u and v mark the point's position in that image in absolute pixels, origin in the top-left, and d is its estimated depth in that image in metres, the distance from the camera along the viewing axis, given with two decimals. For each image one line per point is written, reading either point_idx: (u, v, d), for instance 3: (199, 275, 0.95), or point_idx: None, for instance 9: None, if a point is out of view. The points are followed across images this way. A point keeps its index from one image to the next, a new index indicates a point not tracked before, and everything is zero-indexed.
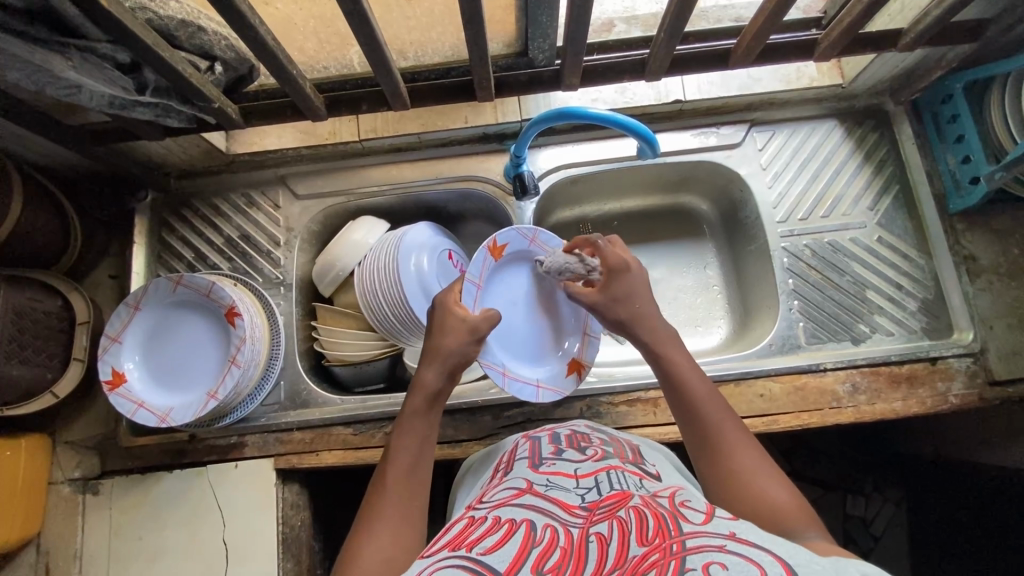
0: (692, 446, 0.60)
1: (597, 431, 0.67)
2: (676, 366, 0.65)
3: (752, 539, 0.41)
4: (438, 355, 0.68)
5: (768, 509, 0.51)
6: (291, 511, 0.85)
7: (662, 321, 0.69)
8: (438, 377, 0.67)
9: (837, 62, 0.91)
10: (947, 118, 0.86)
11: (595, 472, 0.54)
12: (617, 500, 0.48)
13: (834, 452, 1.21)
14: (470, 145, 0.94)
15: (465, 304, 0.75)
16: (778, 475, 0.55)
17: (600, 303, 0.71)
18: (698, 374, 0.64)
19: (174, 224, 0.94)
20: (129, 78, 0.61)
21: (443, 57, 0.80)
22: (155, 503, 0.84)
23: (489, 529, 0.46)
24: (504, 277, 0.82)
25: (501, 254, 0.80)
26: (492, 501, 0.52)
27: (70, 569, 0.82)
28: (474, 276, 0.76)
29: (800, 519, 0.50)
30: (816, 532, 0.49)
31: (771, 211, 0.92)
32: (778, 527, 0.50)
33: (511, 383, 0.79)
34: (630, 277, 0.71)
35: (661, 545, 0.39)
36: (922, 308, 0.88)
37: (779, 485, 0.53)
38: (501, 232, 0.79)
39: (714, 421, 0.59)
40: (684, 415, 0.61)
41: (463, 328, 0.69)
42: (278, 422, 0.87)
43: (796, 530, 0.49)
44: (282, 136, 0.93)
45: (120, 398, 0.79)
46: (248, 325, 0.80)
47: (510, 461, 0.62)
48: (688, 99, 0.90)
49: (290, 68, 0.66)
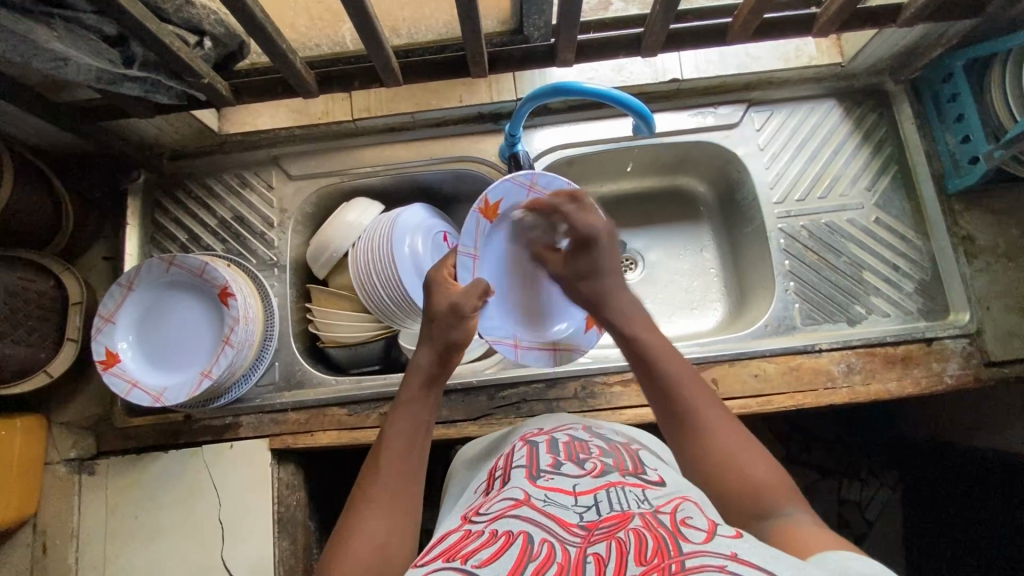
0: (666, 427, 0.60)
1: (596, 437, 0.66)
2: (647, 344, 0.66)
3: (754, 560, 0.41)
4: (434, 341, 0.69)
5: (750, 484, 0.53)
6: (286, 491, 0.86)
7: (630, 301, 0.71)
8: (432, 360, 0.67)
9: (836, 40, 0.89)
10: (947, 97, 0.85)
11: (594, 490, 0.53)
12: (617, 521, 0.48)
13: (830, 438, 1.22)
14: (465, 125, 0.93)
15: (460, 278, 0.78)
16: (750, 443, 0.57)
17: (566, 277, 0.77)
18: (669, 351, 0.65)
19: (167, 206, 0.94)
20: (115, 51, 0.60)
21: (437, 35, 0.79)
22: (151, 482, 0.84)
23: (485, 542, 0.47)
24: (504, 238, 0.83)
25: (496, 213, 0.80)
26: (489, 514, 0.51)
27: (68, 547, 0.83)
28: (468, 246, 0.79)
29: (782, 494, 0.53)
30: (796, 507, 0.52)
31: (768, 192, 0.92)
32: (763, 504, 0.52)
33: (523, 353, 0.83)
34: (600, 247, 0.74)
35: (660, 565, 0.40)
36: (919, 288, 0.88)
37: (755, 458, 0.55)
38: (491, 190, 0.79)
39: (691, 398, 0.60)
40: (654, 391, 0.62)
41: (448, 312, 0.70)
42: (273, 403, 0.86)
43: (777, 505, 0.52)
44: (276, 115, 0.91)
45: (114, 377, 0.79)
46: (241, 305, 0.80)
47: (507, 468, 0.61)
48: (686, 78, 0.88)
49: (281, 42, 0.64)
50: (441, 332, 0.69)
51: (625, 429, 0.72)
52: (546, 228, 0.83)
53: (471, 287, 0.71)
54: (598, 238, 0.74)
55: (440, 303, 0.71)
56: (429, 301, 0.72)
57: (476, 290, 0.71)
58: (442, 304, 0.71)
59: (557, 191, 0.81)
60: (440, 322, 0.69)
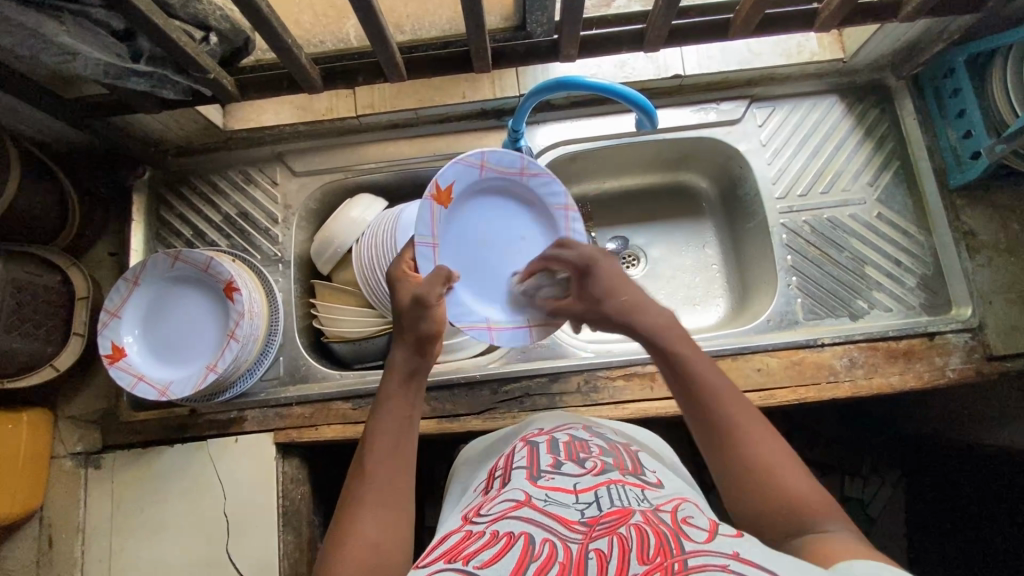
0: (705, 443, 0.57)
1: (595, 437, 0.65)
2: (682, 359, 0.61)
3: (756, 559, 0.42)
4: (407, 337, 0.68)
5: (790, 502, 0.51)
6: (291, 484, 0.86)
7: (658, 312, 0.66)
8: (407, 357, 0.67)
9: (838, 36, 0.89)
10: (949, 92, 0.85)
11: (595, 486, 0.53)
12: (618, 516, 0.48)
13: (832, 435, 1.22)
14: (467, 121, 0.94)
15: (421, 269, 0.77)
16: (792, 459, 0.54)
17: (586, 314, 0.72)
18: (705, 365, 0.61)
19: (172, 202, 0.94)
20: (123, 45, 0.60)
21: (440, 31, 0.80)
22: (156, 476, 0.84)
23: (487, 543, 0.47)
24: (460, 220, 0.83)
25: (449, 198, 0.80)
26: (490, 514, 0.51)
27: (74, 540, 0.83)
28: (425, 235, 0.77)
29: (820, 509, 0.51)
30: (840, 524, 0.50)
31: (770, 187, 0.92)
32: (797, 521, 0.50)
33: (499, 334, 0.82)
34: (596, 273, 0.71)
35: (663, 564, 0.41)
36: (920, 283, 0.88)
37: (799, 477, 0.53)
38: (440, 175, 0.78)
39: (732, 417, 0.56)
40: (693, 409, 0.58)
41: (412, 305, 0.69)
42: (277, 397, 0.87)
43: (819, 522, 0.50)
44: (280, 112, 0.92)
45: (120, 371, 0.80)
46: (246, 300, 0.81)
47: (507, 467, 0.61)
48: (688, 74, 0.89)
49: (286, 37, 0.65)
50: (411, 327, 0.68)
51: (625, 428, 0.73)
52: (547, 276, 0.81)
53: (434, 277, 0.70)
54: (593, 263, 0.72)
55: (405, 298, 0.71)
56: (395, 297, 0.72)
57: (438, 279, 0.71)
58: (406, 298, 0.70)
59: (510, 166, 0.83)
60: (406, 316, 0.69)
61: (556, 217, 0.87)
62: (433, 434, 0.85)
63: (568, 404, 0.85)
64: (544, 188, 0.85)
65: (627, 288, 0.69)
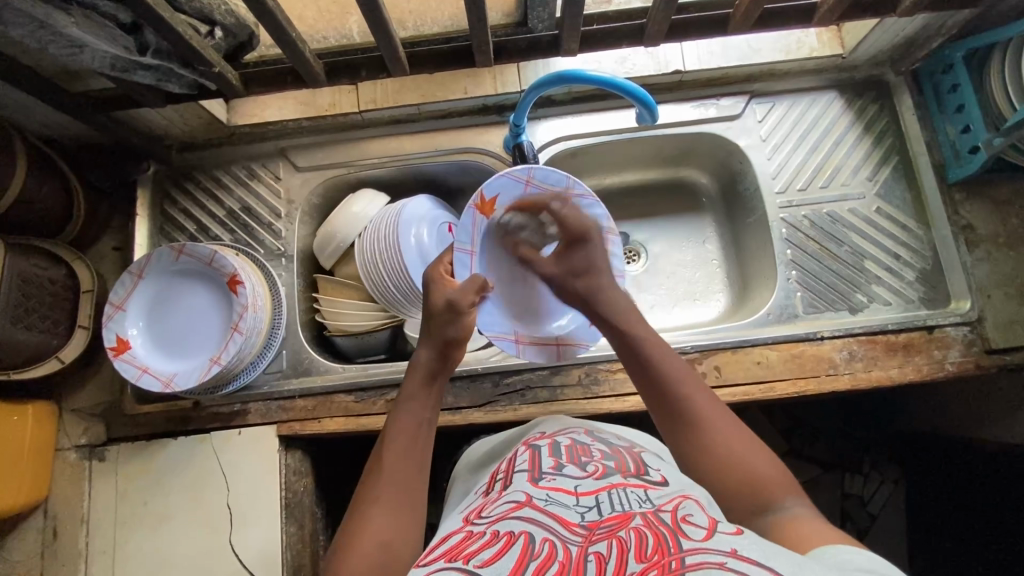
0: (666, 427, 0.62)
1: (598, 441, 0.65)
2: (642, 342, 0.68)
3: (754, 557, 0.43)
4: (434, 340, 0.71)
5: (752, 478, 0.56)
6: (294, 477, 0.87)
7: (619, 297, 0.75)
8: (431, 357, 0.70)
9: (837, 31, 0.90)
10: (948, 88, 0.86)
11: (596, 490, 0.53)
12: (618, 521, 0.48)
13: (833, 431, 1.22)
14: (469, 117, 0.95)
15: (458, 274, 0.78)
16: (747, 435, 0.59)
17: (558, 274, 0.79)
18: (663, 349, 0.67)
19: (176, 197, 0.95)
20: (130, 38, 0.61)
21: (443, 27, 0.81)
22: (160, 469, 0.85)
23: (488, 542, 0.48)
24: (499, 232, 0.81)
25: (493, 209, 0.79)
26: (491, 515, 0.52)
27: (78, 532, 0.84)
28: (464, 242, 0.78)
29: (781, 487, 0.55)
30: (795, 501, 0.54)
31: (770, 182, 0.92)
32: (763, 500, 0.54)
33: (525, 349, 0.82)
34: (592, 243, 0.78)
35: (661, 562, 0.42)
36: (919, 278, 0.88)
37: (754, 451, 0.58)
38: (487, 185, 0.77)
39: (689, 395, 0.62)
40: (653, 388, 0.64)
41: (444, 308, 0.72)
42: (280, 390, 0.88)
43: (777, 498, 0.54)
44: (284, 107, 0.92)
45: (124, 363, 0.80)
46: (249, 293, 0.81)
47: (510, 471, 0.60)
48: (688, 69, 0.89)
49: (291, 30, 0.66)
50: (439, 329, 0.71)
51: (621, 431, 0.72)
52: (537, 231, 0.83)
53: (467, 285, 0.73)
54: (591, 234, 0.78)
55: (439, 300, 0.73)
56: (427, 299, 0.74)
57: (473, 287, 0.74)
58: (438, 302, 0.73)
59: (556, 184, 0.79)
60: (438, 318, 0.72)
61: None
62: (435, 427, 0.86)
63: (569, 397, 0.86)
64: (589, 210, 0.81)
65: (604, 268, 0.77)
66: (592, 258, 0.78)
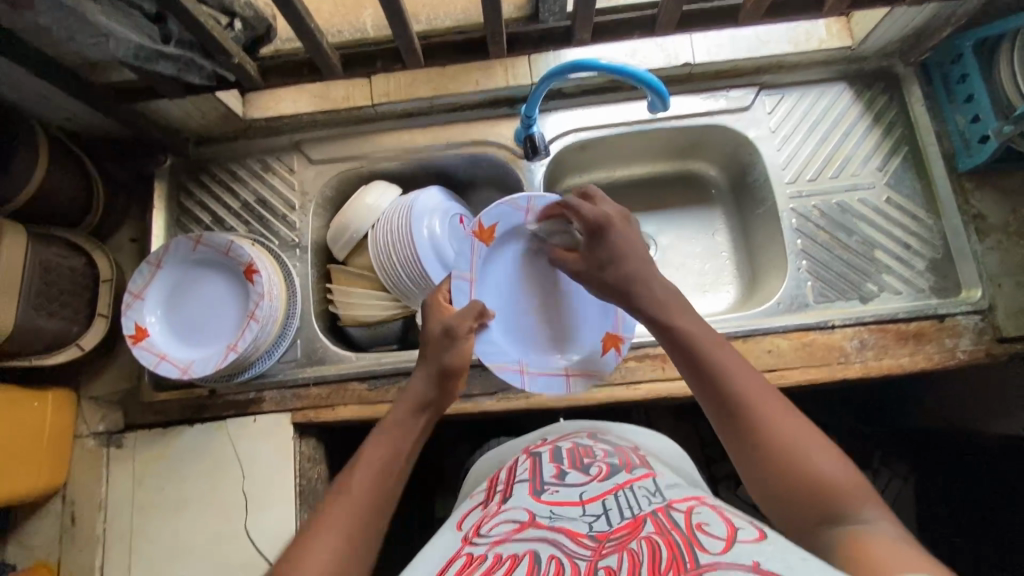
0: (722, 429, 0.57)
1: (599, 442, 0.68)
2: (687, 334, 0.63)
3: (777, 569, 0.39)
4: (428, 367, 0.70)
5: (817, 481, 0.51)
6: (308, 464, 0.88)
7: (663, 287, 0.68)
8: (427, 386, 0.68)
9: (847, 23, 0.91)
10: (957, 78, 0.87)
11: (602, 496, 0.55)
12: (628, 531, 0.48)
13: (843, 427, 1.22)
14: (481, 110, 0.96)
15: (456, 302, 0.79)
16: (809, 431, 0.54)
17: (586, 270, 0.75)
18: (712, 343, 0.62)
19: (192, 189, 0.97)
20: (155, 27, 0.64)
21: (455, 22, 0.83)
22: (177, 455, 0.86)
23: (490, 567, 0.46)
24: (501, 260, 0.84)
25: (491, 236, 0.82)
26: (492, 536, 0.52)
27: (95, 518, 0.85)
28: (462, 270, 0.80)
29: (852, 493, 0.50)
30: (873, 512, 0.49)
31: (780, 172, 0.93)
32: (829, 511, 0.50)
33: (530, 380, 0.81)
34: (609, 236, 0.72)
35: None
36: (930, 267, 0.88)
37: (820, 451, 0.53)
38: (485, 214, 0.81)
39: (743, 391, 0.57)
40: (703, 387, 0.59)
41: (439, 335, 0.72)
42: (295, 377, 0.89)
43: (851, 509, 0.49)
44: (298, 100, 0.94)
45: (143, 351, 0.81)
46: (265, 282, 0.82)
47: (511, 483, 0.62)
48: (698, 62, 0.90)
49: (310, 21, 0.67)
50: (435, 357, 0.70)
51: (619, 429, 0.75)
52: (562, 226, 0.82)
53: (466, 311, 0.74)
54: (609, 224, 0.73)
55: (435, 325, 0.73)
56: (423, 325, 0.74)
57: (471, 313, 0.75)
58: (435, 327, 0.73)
59: None
60: (432, 347, 0.72)
61: None
62: (448, 414, 0.87)
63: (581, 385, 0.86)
64: None
65: (633, 253, 0.71)
66: (621, 242, 0.72)
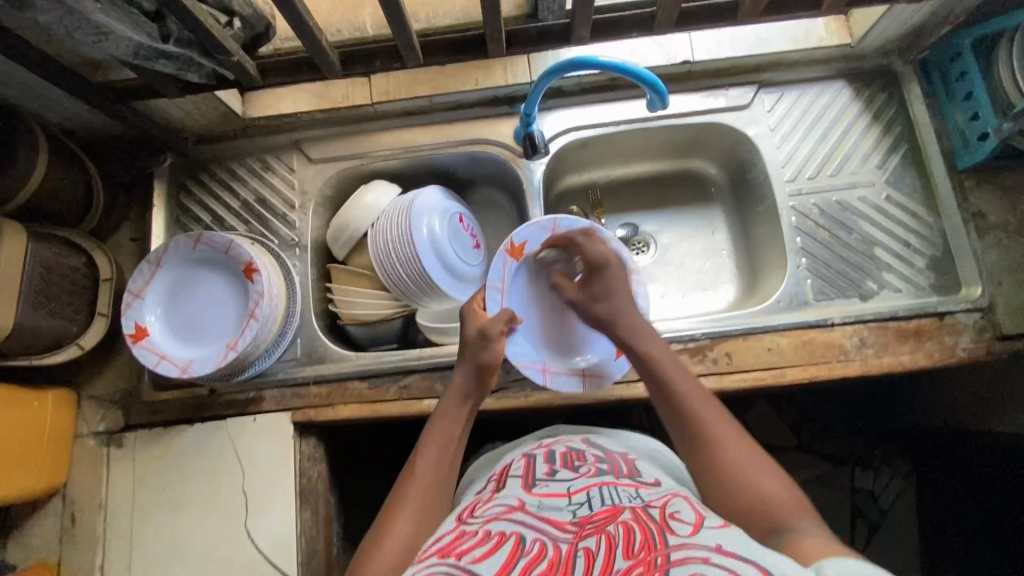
0: (681, 444, 0.60)
1: (592, 446, 0.67)
2: (658, 359, 0.66)
3: (738, 551, 0.43)
4: (466, 364, 0.72)
5: (762, 502, 0.52)
6: (308, 463, 0.87)
7: (639, 317, 0.72)
8: (469, 376, 0.71)
9: (845, 21, 0.91)
10: (956, 75, 0.86)
11: (587, 488, 0.55)
12: (607, 515, 0.50)
13: (845, 426, 1.22)
14: (481, 108, 0.96)
15: (489, 310, 0.81)
16: (763, 461, 0.55)
17: (581, 303, 0.77)
18: (680, 367, 0.65)
19: (192, 189, 0.97)
20: (154, 26, 0.64)
21: (454, 20, 0.84)
22: (177, 454, 0.86)
23: (479, 540, 0.49)
24: (531, 275, 0.86)
25: (521, 253, 0.84)
26: (483, 516, 0.53)
27: (95, 517, 0.85)
28: (495, 281, 0.83)
29: (793, 512, 0.51)
30: (813, 525, 0.50)
31: (780, 170, 0.93)
32: (773, 522, 0.51)
33: (552, 378, 0.82)
34: (605, 275, 0.75)
35: (647, 559, 0.42)
36: (930, 265, 0.88)
37: (772, 478, 0.54)
38: (516, 232, 0.83)
39: (705, 413, 0.59)
40: (666, 405, 0.62)
41: (476, 337, 0.74)
42: (295, 376, 0.89)
43: (793, 524, 0.50)
44: (298, 99, 0.94)
45: (143, 350, 0.82)
46: (265, 281, 0.82)
47: (505, 477, 0.62)
48: (696, 60, 0.90)
49: (309, 19, 0.67)
50: (471, 356, 0.72)
51: (621, 437, 0.74)
52: (567, 257, 0.85)
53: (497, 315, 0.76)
54: (606, 262, 0.76)
55: (472, 329, 0.75)
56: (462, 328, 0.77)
57: (503, 317, 0.76)
58: (472, 330, 0.75)
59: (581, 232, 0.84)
60: (470, 345, 0.74)
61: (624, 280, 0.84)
62: None
63: None
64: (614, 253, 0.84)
65: (627, 294, 0.74)
66: (614, 279, 0.75)
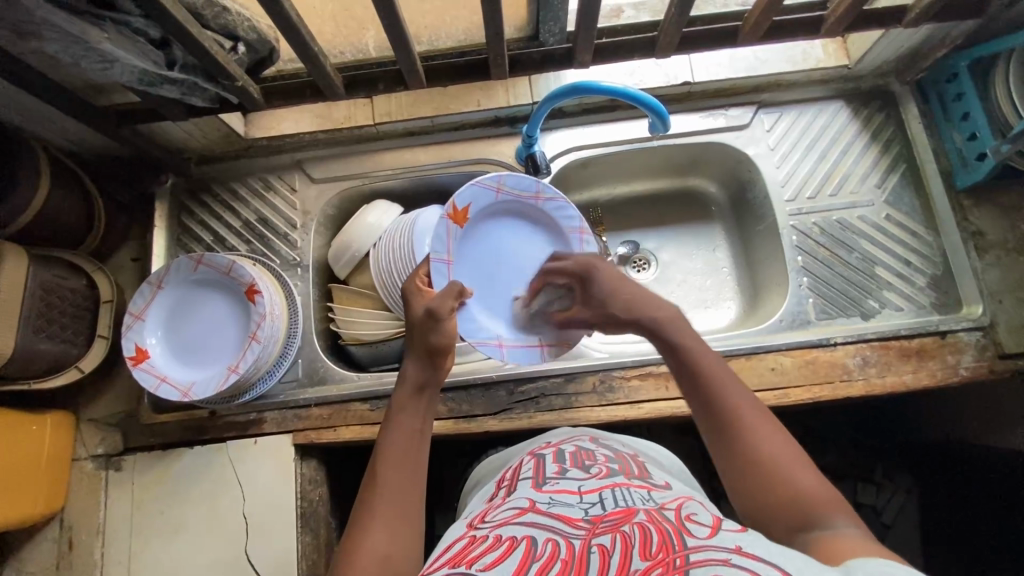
0: (711, 434, 0.57)
1: (602, 447, 0.66)
2: (686, 347, 0.62)
3: (758, 552, 0.42)
4: (417, 350, 0.69)
5: (795, 494, 0.51)
6: (309, 486, 0.87)
7: (660, 300, 0.67)
8: (420, 367, 0.68)
9: (842, 42, 0.92)
10: (953, 96, 0.88)
11: (599, 488, 0.54)
12: (621, 516, 0.48)
13: (845, 440, 1.21)
14: (481, 128, 0.96)
15: (435, 283, 0.81)
16: (795, 451, 0.54)
17: (596, 320, 0.73)
18: (709, 355, 0.61)
19: (194, 209, 0.96)
20: (160, 53, 0.64)
21: (456, 42, 0.85)
22: (176, 478, 0.85)
23: (490, 546, 0.47)
24: (472, 240, 0.87)
25: (465, 217, 0.84)
26: (494, 520, 0.52)
27: (93, 543, 0.84)
28: (440, 252, 0.82)
29: (827, 504, 0.50)
30: (845, 520, 0.48)
31: (780, 190, 0.94)
32: (805, 516, 0.49)
33: (509, 352, 0.84)
34: (593, 277, 0.74)
35: (665, 560, 0.41)
36: (930, 283, 0.89)
37: (803, 468, 0.52)
38: (458, 196, 0.83)
39: (734, 401, 0.57)
40: (695, 393, 0.59)
41: (424, 318, 0.70)
42: (296, 398, 0.88)
43: (825, 517, 0.49)
44: (300, 120, 0.95)
45: (143, 373, 0.81)
46: (267, 302, 0.82)
47: (514, 479, 0.61)
48: (697, 81, 0.91)
49: (313, 44, 0.68)
50: (421, 339, 0.69)
51: (632, 440, 0.73)
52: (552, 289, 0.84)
53: (446, 292, 0.73)
54: (593, 266, 0.75)
55: (420, 310, 0.72)
56: (407, 310, 0.73)
57: (450, 293, 0.73)
58: (420, 310, 0.72)
59: (525, 189, 0.87)
60: (418, 329, 0.70)
61: (570, 238, 0.90)
62: (449, 435, 0.86)
63: (584, 404, 0.86)
64: (558, 210, 0.89)
65: (624, 286, 0.71)
66: (607, 279, 0.73)
